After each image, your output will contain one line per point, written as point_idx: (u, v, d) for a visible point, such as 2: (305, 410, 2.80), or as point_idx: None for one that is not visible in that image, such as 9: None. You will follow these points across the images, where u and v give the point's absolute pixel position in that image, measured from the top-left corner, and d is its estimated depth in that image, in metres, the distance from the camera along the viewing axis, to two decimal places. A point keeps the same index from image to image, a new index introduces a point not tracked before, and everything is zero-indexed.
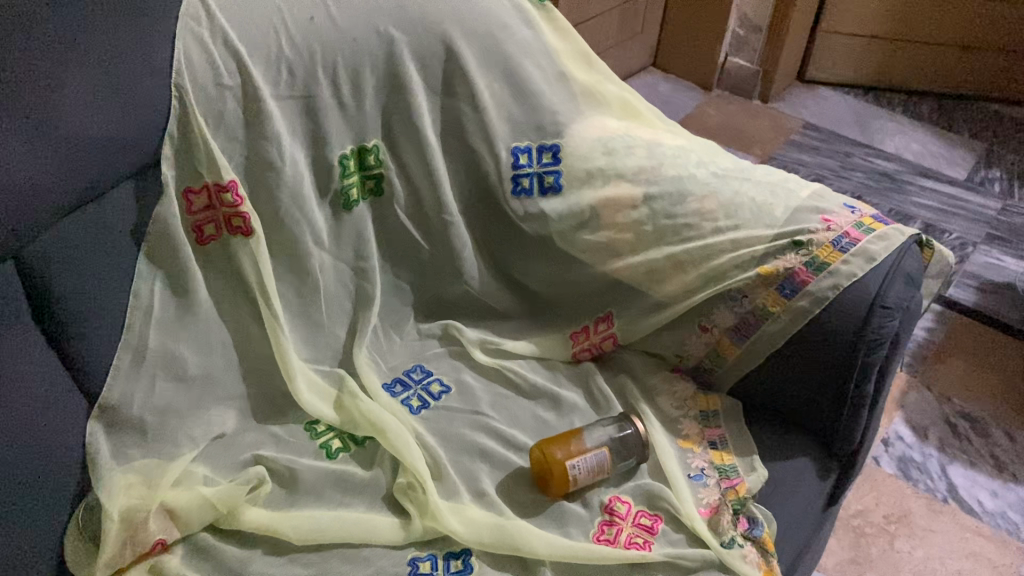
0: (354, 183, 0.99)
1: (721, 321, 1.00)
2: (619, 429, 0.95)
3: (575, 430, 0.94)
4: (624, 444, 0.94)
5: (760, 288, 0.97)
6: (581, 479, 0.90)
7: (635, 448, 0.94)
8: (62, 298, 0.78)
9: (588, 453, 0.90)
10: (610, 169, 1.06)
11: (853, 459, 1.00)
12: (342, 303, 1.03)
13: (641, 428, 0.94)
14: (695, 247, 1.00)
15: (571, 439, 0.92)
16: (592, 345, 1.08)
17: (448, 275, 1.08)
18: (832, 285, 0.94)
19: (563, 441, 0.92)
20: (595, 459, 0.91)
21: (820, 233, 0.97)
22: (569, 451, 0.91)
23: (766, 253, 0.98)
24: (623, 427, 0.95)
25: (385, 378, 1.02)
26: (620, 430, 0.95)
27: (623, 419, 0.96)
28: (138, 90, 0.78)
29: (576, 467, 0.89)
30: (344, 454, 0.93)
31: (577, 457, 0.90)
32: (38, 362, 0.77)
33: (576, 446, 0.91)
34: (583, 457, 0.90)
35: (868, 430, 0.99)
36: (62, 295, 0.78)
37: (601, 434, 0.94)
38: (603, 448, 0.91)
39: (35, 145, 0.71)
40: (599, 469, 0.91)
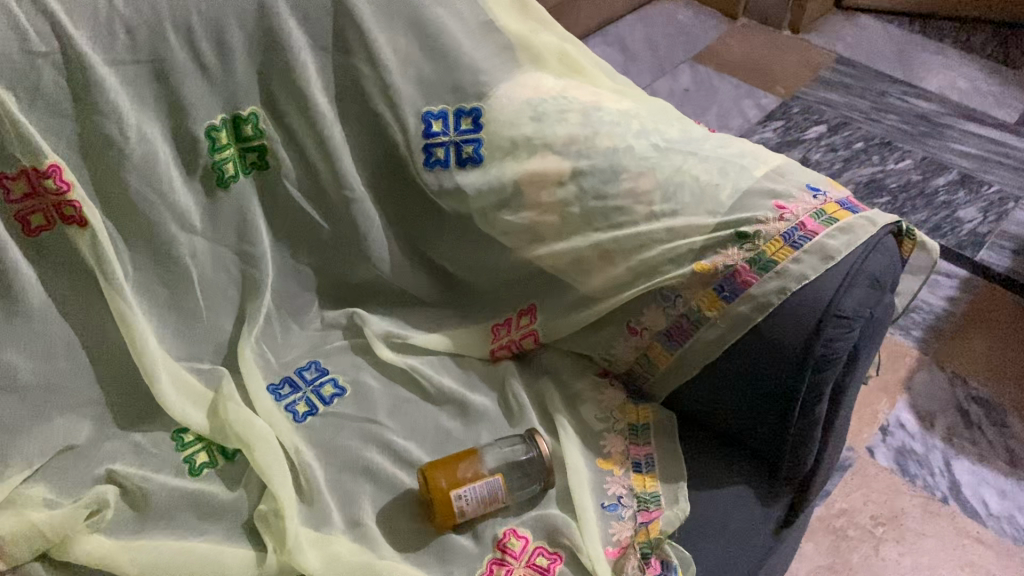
0: (229, 157, 0.86)
1: (652, 322, 0.86)
2: (522, 453, 0.83)
3: (470, 453, 0.82)
4: (525, 471, 0.82)
5: (696, 288, 0.82)
6: (470, 510, 0.79)
7: (538, 472, 0.82)
8: None
9: (479, 481, 0.79)
10: (538, 138, 0.90)
11: (805, 486, 0.86)
12: (225, 291, 0.91)
13: (546, 452, 0.82)
14: (625, 235, 0.85)
15: (461, 463, 0.80)
16: (512, 343, 0.94)
17: (352, 258, 0.95)
18: (779, 289, 0.79)
19: (451, 466, 0.80)
20: (486, 487, 0.79)
21: (771, 223, 0.81)
22: (456, 478, 0.79)
23: (705, 246, 0.82)
24: (527, 449, 0.83)
25: (273, 378, 0.91)
26: (526, 453, 0.83)
27: (529, 439, 0.84)
28: None
29: (461, 497, 0.78)
30: (209, 470, 0.83)
31: (464, 486, 0.78)
32: None
33: (466, 473, 0.80)
34: (472, 485, 0.78)
35: (823, 453, 0.84)
36: None
37: (498, 458, 0.82)
38: (498, 474, 0.80)
39: None
40: (491, 499, 0.79)
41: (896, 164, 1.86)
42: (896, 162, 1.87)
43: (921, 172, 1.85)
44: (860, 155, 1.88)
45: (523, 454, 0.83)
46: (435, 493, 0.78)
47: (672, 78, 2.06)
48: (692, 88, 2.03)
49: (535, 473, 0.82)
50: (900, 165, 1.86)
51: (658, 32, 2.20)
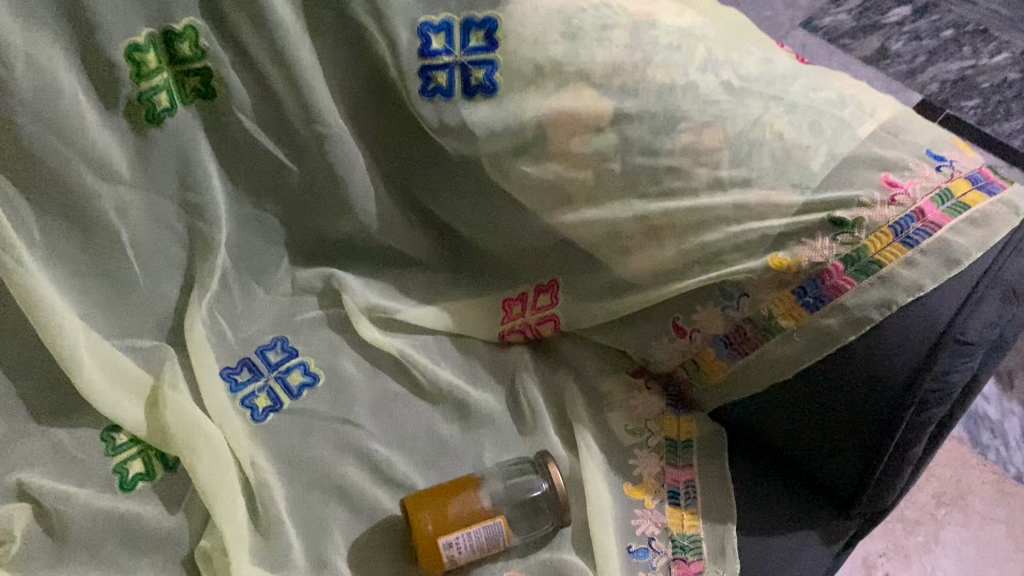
0: (163, 83, 0.65)
1: (706, 323, 0.67)
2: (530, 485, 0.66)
3: (464, 484, 0.65)
4: (533, 509, 0.66)
5: (768, 288, 0.63)
6: (462, 559, 0.63)
7: (550, 511, 0.66)
8: None
9: (475, 526, 0.63)
10: (570, 65, 0.66)
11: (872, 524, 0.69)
12: (168, 251, 0.73)
13: (562, 487, 0.65)
14: (680, 208, 0.65)
15: (453, 499, 0.64)
16: (525, 328, 0.77)
17: (328, 209, 0.76)
18: (881, 302, 0.59)
19: (439, 502, 0.64)
20: (484, 532, 0.63)
21: (877, 207, 0.61)
22: (447, 520, 0.63)
23: (785, 236, 0.62)
24: (536, 479, 0.66)
25: (229, 360, 0.74)
26: (532, 487, 0.66)
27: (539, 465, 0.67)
28: None
29: (453, 546, 0.62)
30: (144, 484, 0.67)
31: (457, 532, 0.62)
32: None
33: (459, 514, 0.63)
34: (466, 531, 0.62)
35: (903, 493, 0.67)
36: None
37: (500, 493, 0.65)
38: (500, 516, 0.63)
39: None
40: (488, 546, 0.63)
41: (991, 58, 1.58)
42: (991, 57, 1.59)
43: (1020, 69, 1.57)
44: (949, 46, 1.60)
45: (531, 486, 0.66)
46: (419, 541, 0.62)
47: None
48: None
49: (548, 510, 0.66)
50: (995, 61, 1.58)
51: None
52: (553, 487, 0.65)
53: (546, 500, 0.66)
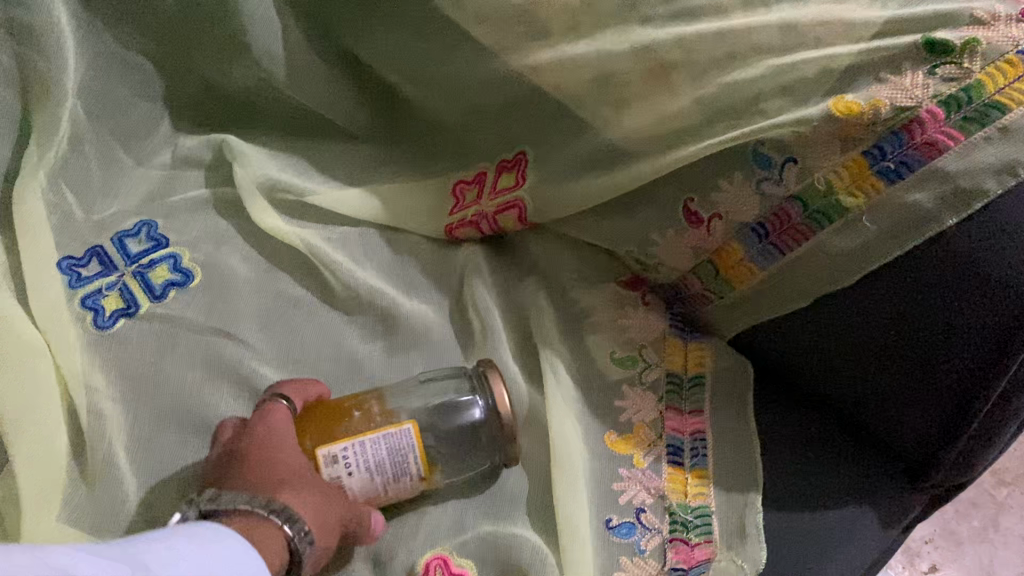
0: None
1: (732, 207, 0.46)
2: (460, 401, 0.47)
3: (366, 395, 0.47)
4: (467, 435, 0.47)
5: (826, 150, 0.43)
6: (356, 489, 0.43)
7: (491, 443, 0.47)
8: None
9: (373, 434, 0.43)
10: None
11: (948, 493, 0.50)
12: None
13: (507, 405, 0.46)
14: (699, 35, 0.45)
15: (347, 409, 0.45)
16: (481, 221, 0.56)
17: (216, 49, 0.56)
18: (1003, 166, 0.39)
19: (325, 414, 0.45)
20: (387, 447, 0.43)
21: (1000, 27, 0.40)
22: (334, 431, 0.44)
23: (855, 69, 0.42)
24: (472, 392, 0.47)
25: (74, 249, 0.54)
26: (467, 400, 0.47)
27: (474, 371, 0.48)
28: None
29: (339, 463, 0.42)
30: None
31: (347, 441, 0.43)
32: None
33: (353, 423, 0.44)
34: (358, 441, 0.43)
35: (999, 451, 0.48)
36: None
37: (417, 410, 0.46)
38: (412, 422, 0.44)
39: None
40: (395, 473, 0.44)
41: None
42: None
43: None
44: None
45: (462, 402, 0.47)
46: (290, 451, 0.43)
47: None
48: None
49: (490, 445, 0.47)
50: None
51: None
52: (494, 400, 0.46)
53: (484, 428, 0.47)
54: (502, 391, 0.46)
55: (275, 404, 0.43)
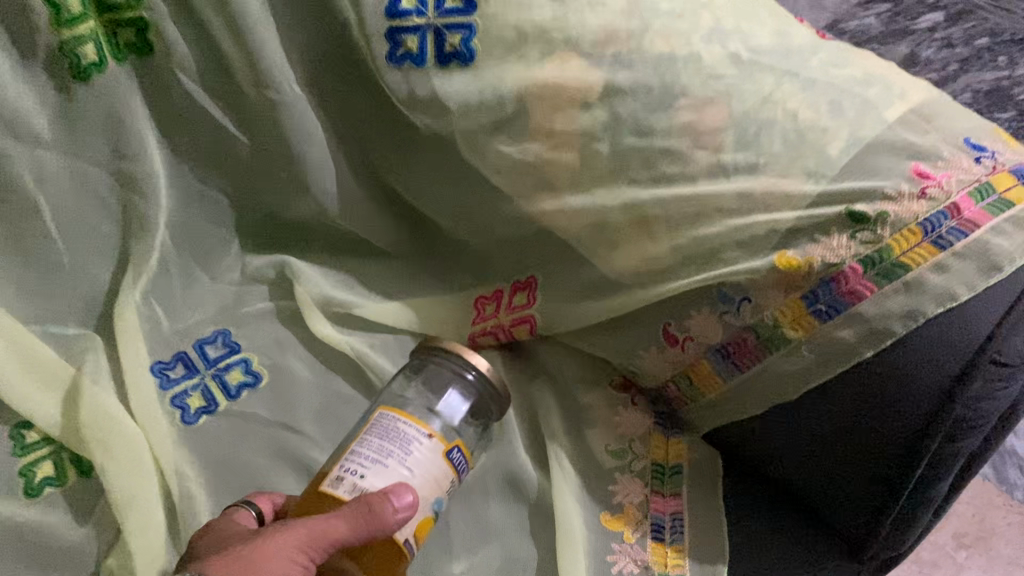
0: (90, 35, 0.58)
1: (701, 332, 0.58)
2: (440, 381, 0.59)
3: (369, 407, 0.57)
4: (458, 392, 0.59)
5: (773, 293, 0.54)
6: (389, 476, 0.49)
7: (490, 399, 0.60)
8: None
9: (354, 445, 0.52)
10: (557, 30, 0.59)
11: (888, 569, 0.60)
12: (98, 228, 0.64)
13: (485, 367, 0.59)
14: (675, 197, 0.56)
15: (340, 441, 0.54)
16: (498, 329, 0.68)
17: (283, 187, 0.68)
18: (906, 313, 0.50)
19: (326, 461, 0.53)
20: (384, 435, 0.52)
21: (905, 201, 0.51)
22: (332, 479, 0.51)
23: (794, 230, 0.53)
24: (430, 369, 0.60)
25: (163, 353, 0.66)
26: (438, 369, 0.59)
27: (436, 357, 0.60)
28: None
29: (349, 475, 0.49)
30: (52, 490, 0.59)
31: (342, 462, 0.51)
32: None
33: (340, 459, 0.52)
34: (348, 456, 0.51)
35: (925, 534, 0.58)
36: None
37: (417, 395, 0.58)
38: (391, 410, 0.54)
39: None
40: (407, 448, 0.51)
41: None
42: None
43: None
44: (983, 55, 1.51)
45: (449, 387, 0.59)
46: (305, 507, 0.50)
47: None
48: None
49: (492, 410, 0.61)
50: None
51: None
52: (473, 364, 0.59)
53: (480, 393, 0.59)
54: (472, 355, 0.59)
55: (237, 510, 0.53)
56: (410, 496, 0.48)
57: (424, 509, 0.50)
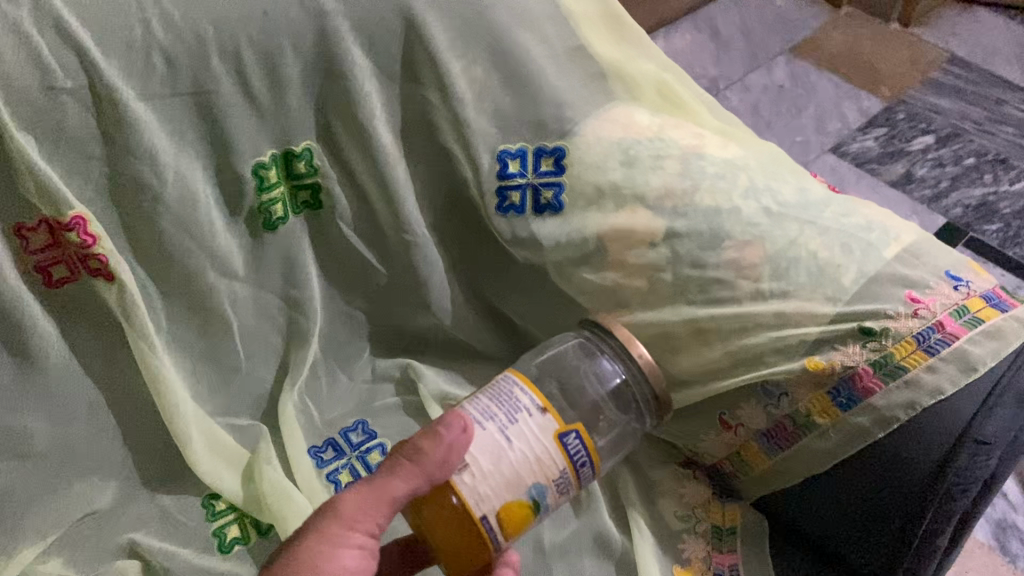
0: (279, 196, 0.76)
1: (749, 419, 0.74)
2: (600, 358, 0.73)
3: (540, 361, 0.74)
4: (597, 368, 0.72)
5: (805, 388, 0.71)
6: (481, 438, 0.59)
7: (641, 384, 0.71)
8: None
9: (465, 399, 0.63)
10: (628, 188, 0.78)
11: None
12: (269, 340, 0.82)
13: (639, 357, 0.70)
14: (726, 314, 0.74)
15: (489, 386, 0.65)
16: None
17: (410, 305, 0.86)
18: (907, 403, 0.67)
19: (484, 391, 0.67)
20: (503, 399, 0.62)
21: (902, 319, 0.69)
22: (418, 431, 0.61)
23: (820, 340, 0.70)
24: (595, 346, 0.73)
25: (316, 440, 0.82)
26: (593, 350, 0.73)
27: (597, 334, 0.74)
28: None
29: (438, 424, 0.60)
30: (240, 548, 0.75)
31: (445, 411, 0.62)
32: None
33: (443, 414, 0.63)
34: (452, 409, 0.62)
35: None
36: None
37: (585, 364, 0.73)
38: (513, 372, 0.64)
39: None
40: (515, 418, 0.61)
41: (1010, 185, 1.69)
42: (1011, 183, 1.69)
43: None
44: (970, 172, 1.71)
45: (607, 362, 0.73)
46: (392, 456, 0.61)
47: (766, 71, 1.89)
48: (787, 84, 1.86)
49: (643, 395, 0.71)
50: (1015, 187, 1.68)
51: (751, 16, 2.02)
52: (617, 337, 0.72)
53: (630, 376, 0.71)
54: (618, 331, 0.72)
55: None
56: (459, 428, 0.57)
57: (512, 483, 0.59)
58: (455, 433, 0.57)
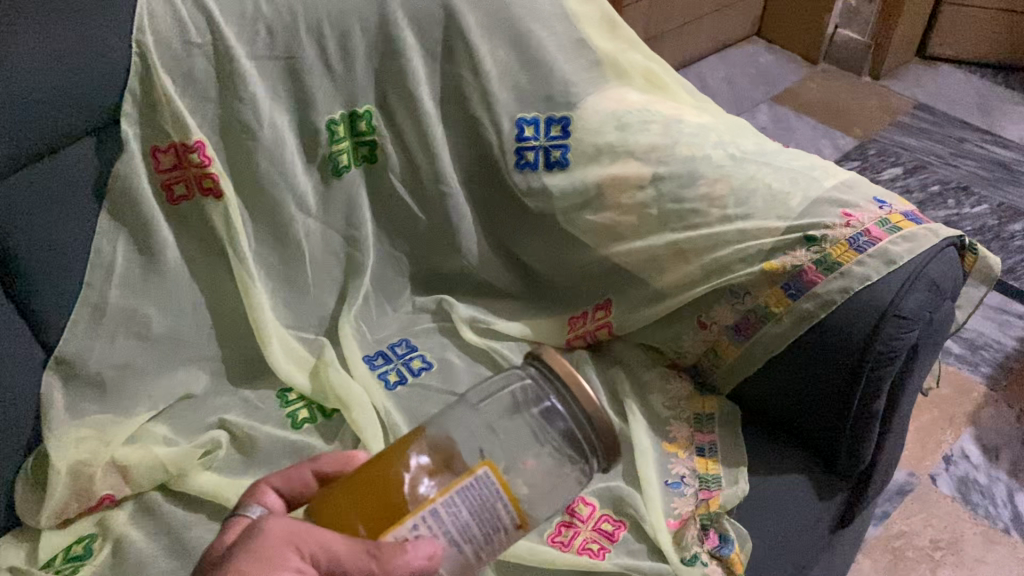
0: (345, 149, 0.96)
1: (721, 317, 0.92)
2: (542, 398, 0.59)
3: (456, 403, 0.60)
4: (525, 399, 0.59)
5: (763, 286, 0.89)
6: (452, 555, 0.54)
7: (595, 438, 0.57)
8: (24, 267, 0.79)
9: (448, 491, 0.54)
10: (621, 146, 0.98)
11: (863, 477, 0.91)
12: (331, 272, 1.00)
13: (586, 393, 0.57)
14: (699, 235, 0.92)
15: (457, 455, 0.56)
16: (587, 332, 1.02)
17: (445, 249, 1.05)
18: (842, 288, 0.84)
19: (446, 451, 0.56)
20: (483, 516, 0.54)
21: (837, 228, 0.87)
22: (384, 516, 0.54)
23: (774, 248, 0.88)
24: (535, 381, 0.60)
25: (368, 352, 1.00)
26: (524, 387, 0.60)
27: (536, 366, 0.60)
28: (96, 60, 0.77)
29: (407, 534, 0.53)
30: (309, 425, 0.92)
31: (428, 505, 0.54)
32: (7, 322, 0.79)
33: (414, 493, 0.54)
34: (435, 505, 0.54)
35: (880, 449, 0.89)
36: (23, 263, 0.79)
37: (517, 395, 0.60)
38: (499, 475, 0.55)
39: None
40: (492, 537, 0.55)
41: (971, 208, 1.89)
42: (972, 207, 1.89)
43: (996, 217, 1.87)
44: (935, 198, 1.91)
45: (551, 402, 0.59)
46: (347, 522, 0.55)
47: (751, 116, 2.11)
48: (769, 126, 2.08)
49: (593, 447, 0.58)
50: (975, 210, 1.88)
51: (737, 71, 2.26)
52: (575, 390, 0.57)
53: (573, 417, 0.58)
54: (580, 387, 0.57)
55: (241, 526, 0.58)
56: (426, 551, 0.52)
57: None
58: (419, 559, 0.51)
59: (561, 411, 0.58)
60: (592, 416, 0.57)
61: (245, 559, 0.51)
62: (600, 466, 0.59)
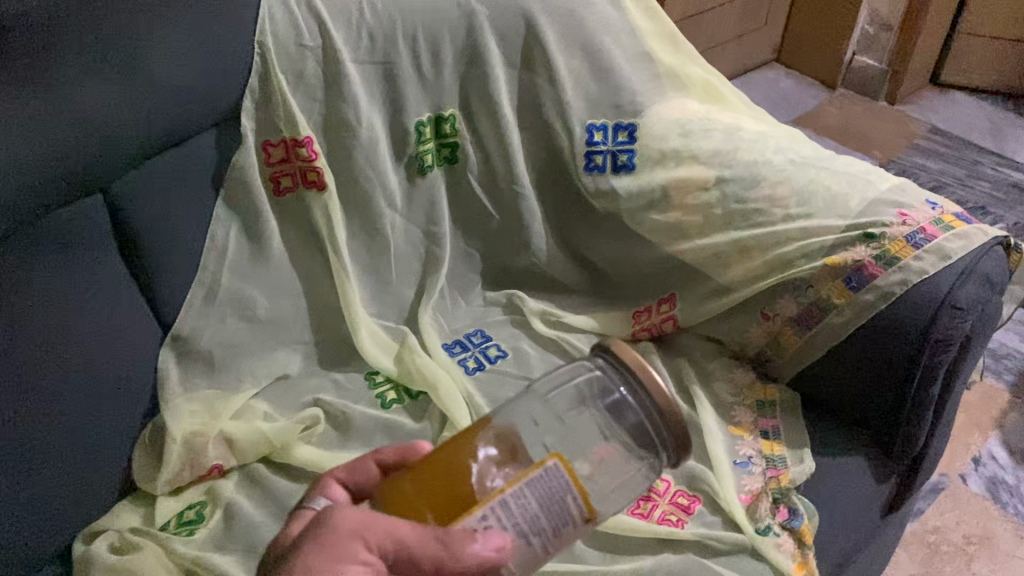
0: (429, 149, 1.03)
1: (784, 309, 0.99)
2: (612, 389, 0.59)
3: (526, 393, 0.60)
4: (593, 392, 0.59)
5: (825, 279, 0.95)
6: (521, 549, 0.51)
7: (665, 431, 0.56)
8: (148, 249, 0.85)
9: (515, 483, 0.52)
10: (685, 151, 1.05)
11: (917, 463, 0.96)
12: (411, 265, 1.06)
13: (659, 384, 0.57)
14: (763, 232, 0.99)
15: (523, 446, 0.55)
16: (652, 326, 1.08)
17: (516, 246, 1.11)
18: (901, 280, 0.91)
19: (511, 447, 0.54)
20: (552, 509, 0.51)
21: (895, 227, 0.94)
22: (450, 508, 0.52)
23: (836, 244, 0.95)
24: (603, 373, 0.59)
25: (446, 341, 1.06)
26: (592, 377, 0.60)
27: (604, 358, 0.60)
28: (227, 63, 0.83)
29: (475, 526, 0.51)
30: (397, 405, 0.97)
31: (496, 497, 0.51)
32: (131, 299, 0.85)
33: (483, 485, 0.52)
34: (504, 495, 0.51)
35: (932, 436, 0.95)
36: (148, 246, 0.85)
37: (585, 387, 0.59)
38: (568, 467, 0.53)
39: (133, 105, 0.77)
40: (560, 531, 0.52)
41: None
42: None
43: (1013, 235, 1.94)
44: None
45: (620, 394, 0.58)
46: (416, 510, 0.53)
47: None
48: None
49: (664, 440, 0.56)
50: None
51: (759, 94, 2.35)
52: (647, 381, 0.57)
53: (643, 408, 0.57)
54: (649, 376, 0.57)
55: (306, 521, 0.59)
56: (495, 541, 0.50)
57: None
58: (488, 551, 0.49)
59: (631, 405, 0.58)
60: (663, 408, 0.56)
61: (313, 550, 0.51)
62: (669, 461, 0.57)
